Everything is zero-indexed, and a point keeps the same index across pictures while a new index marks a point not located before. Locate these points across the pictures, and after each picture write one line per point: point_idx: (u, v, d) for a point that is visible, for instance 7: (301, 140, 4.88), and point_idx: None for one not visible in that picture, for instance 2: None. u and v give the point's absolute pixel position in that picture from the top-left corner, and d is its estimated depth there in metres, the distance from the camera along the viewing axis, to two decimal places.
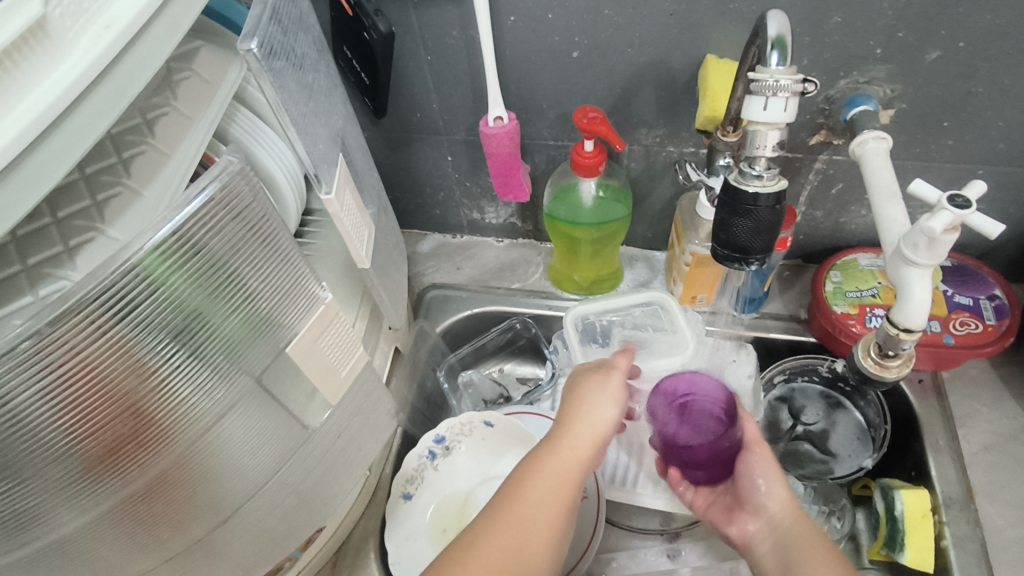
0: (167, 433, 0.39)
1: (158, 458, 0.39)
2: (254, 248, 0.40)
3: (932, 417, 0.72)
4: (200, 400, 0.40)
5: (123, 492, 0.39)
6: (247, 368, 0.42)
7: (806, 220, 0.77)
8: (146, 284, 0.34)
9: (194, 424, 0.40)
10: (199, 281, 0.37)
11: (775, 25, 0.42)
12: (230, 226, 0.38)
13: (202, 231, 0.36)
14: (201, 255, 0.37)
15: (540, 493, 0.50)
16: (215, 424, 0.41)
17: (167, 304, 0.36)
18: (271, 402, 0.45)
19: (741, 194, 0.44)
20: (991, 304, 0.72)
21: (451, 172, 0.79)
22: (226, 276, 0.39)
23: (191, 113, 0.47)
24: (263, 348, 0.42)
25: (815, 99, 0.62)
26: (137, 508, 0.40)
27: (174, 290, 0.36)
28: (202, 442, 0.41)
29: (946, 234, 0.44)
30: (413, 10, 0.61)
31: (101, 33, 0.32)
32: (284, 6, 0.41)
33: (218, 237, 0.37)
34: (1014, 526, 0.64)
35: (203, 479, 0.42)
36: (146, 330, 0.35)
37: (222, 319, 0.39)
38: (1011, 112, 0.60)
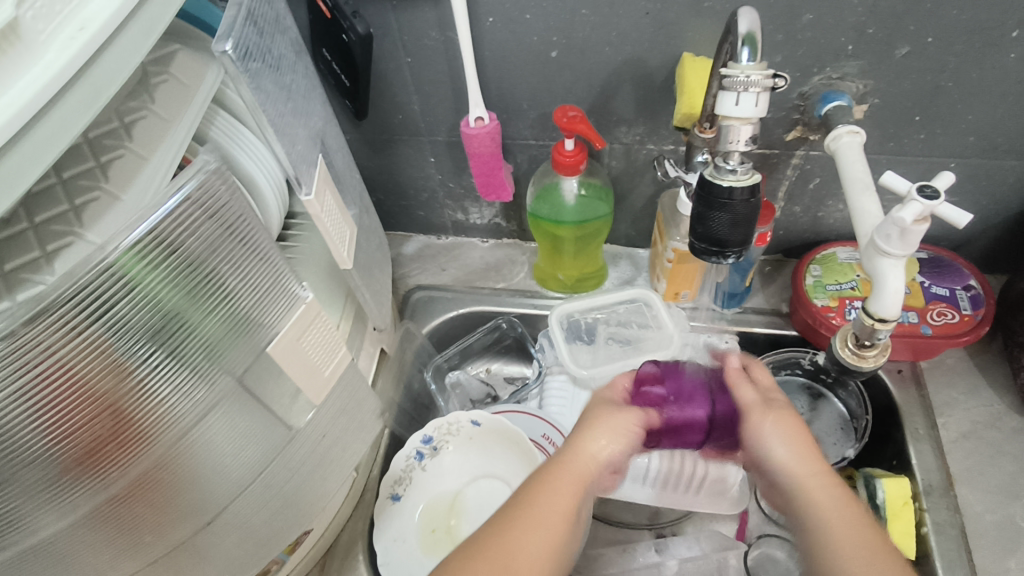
0: (146, 434, 0.39)
1: (138, 460, 0.39)
2: (231, 247, 0.40)
3: (912, 406, 0.73)
4: (180, 401, 0.40)
5: (102, 495, 0.39)
6: (227, 368, 0.42)
7: (785, 215, 0.78)
8: (122, 283, 0.34)
9: (174, 425, 0.40)
10: (176, 282, 0.37)
11: (746, 21, 0.43)
12: (206, 224, 0.38)
13: (179, 230, 0.36)
14: (178, 255, 0.37)
15: (552, 501, 0.48)
16: (196, 425, 0.41)
17: (144, 304, 0.36)
18: (252, 402, 0.45)
19: (717, 188, 0.45)
20: (967, 295, 0.73)
21: (434, 173, 0.80)
22: (203, 275, 0.39)
23: (170, 117, 0.47)
24: (243, 348, 0.43)
25: (790, 96, 0.63)
26: (119, 511, 0.40)
27: (151, 290, 0.36)
28: (183, 443, 0.41)
29: (915, 225, 0.45)
30: (392, 12, 0.61)
31: (75, 35, 0.32)
32: (260, 8, 0.41)
33: (194, 237, 0.37)
34: (992, 511, 0.66)
35: (184, 480, 0.42)
36: (123, 330, 0.35)
37: (201, 319, 0.39)
38: (979, 105, 0.62)
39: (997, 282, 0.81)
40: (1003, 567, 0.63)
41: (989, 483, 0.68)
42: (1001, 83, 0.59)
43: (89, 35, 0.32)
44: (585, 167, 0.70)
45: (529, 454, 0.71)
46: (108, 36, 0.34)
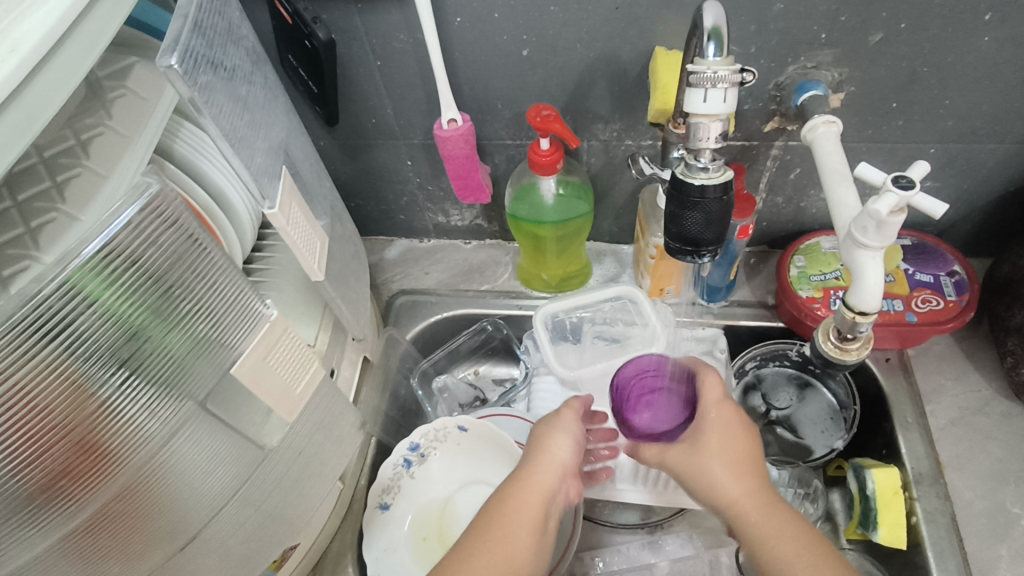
0: (113, 460, 0.37)
1: (108, 484, 0.38)
2: (191, 263, 0.39)
3: (900, 395, 0.73)
4: (148, 420, 0.39)
5: (69, 525, 0.37)
6: (192, 388, 0.41)
7: (767, 206, 0.77)
8: (78, 303, 0.33)
9: (141, 448, 0.39)
10: (137, 297, 0.36)
11: (711, 16, 0.42)
12: (164, 239, 0.37)
13: (134, 246, 0.35)
14: (137, 268, 0.36)
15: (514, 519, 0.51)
16: (163, 447, 0.40)
17: (104, 322, 0.35)
18: (218, 421, 0.44)
19: (688, 187, 0.45)
20: (951, 280, 0.73)
21: (412, 176, 0.78)
22: (162, 292, 0.38)
23: (128, 132, 0.45)
24: (208, 367, 0.41)
25: (766, 86, 0.62)
26: (90, 538, 0.39)
27: (111, 305, 0.35)
28: (152, 466, 0.40)
29: (892, 216, 0.45)
30: (357, 15, 0.60)
31: (5, 58, 0.31)
32: (208, 18, 0.41)
33: (154, 248, 0.36)
34: (981, 497, 0.66)
35: (154, 503, 0.41)
36: (83, 350, 0.34)
37: (165, 337, 0.39)
38: (956, 90, 0.61)
39: (982, 267, 0.80)
40: (994, 554, 0.63)
41: (978, 469, 0.68)
42: (977, 66, 0.59)
43: (21, 57, 0.31)
44: (562, 165, 0.69)
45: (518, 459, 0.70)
46: (42, 57, 0.33)
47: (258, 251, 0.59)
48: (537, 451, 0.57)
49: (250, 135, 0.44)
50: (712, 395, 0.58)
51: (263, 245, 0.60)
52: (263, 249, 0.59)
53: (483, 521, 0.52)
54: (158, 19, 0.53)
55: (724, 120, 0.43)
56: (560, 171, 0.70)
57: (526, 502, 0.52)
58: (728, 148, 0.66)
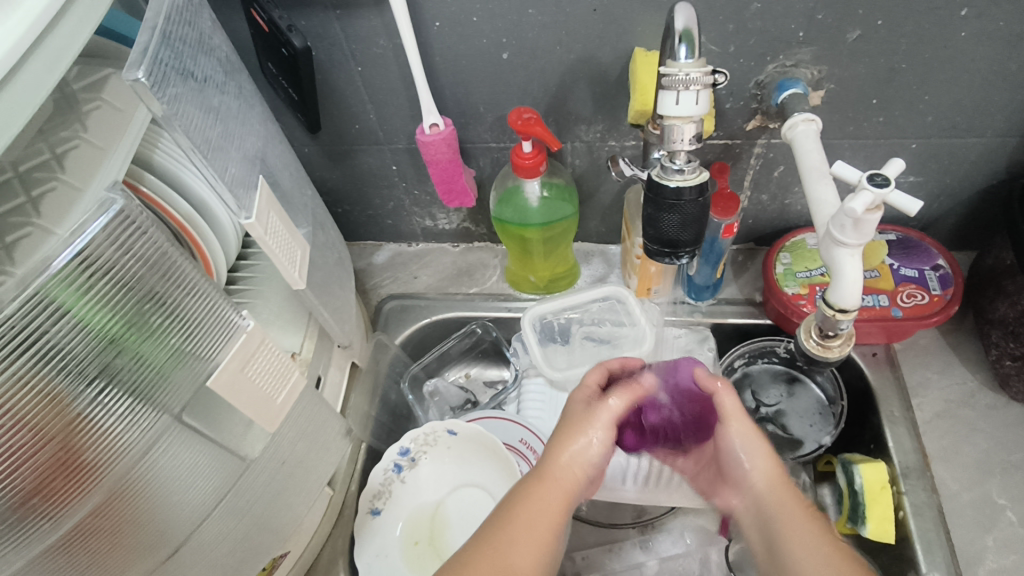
0: (91, 471, 0.37)
1: (85, 496, 0.38)
2: (164, 274, 0.39)
3: (887, 389, 0.73)
4: (125, 431, 0.39)
5: (48, 539, 0.37)
6: (169, 398, 0.41)
7: (752, 204, 0.77)
8: (50, 314, 0.33)
9: (119, 459, 0.39)
10: (111, 308, 0.36)
11: (683, 17, 0.42)
12: (137, 249, 0.37)
13: (106, 255, 0.35)
14: (110, 278, 0.36)
15: (529, 519, 0.49)
16: (142, 457, 0.40)
17: (79, 333, 0.35)
18: (196, 431, 0.44)
19: (664, 189, 0.45)
20: (936, 274, 0.73)
21: (397, 181, 0.78)
22: (136, 302, 0.38)
23: (105, 144, 0.45)
24: (184, 377, 0.41)
25: (747, 85, 0.62)
26: (69, 551, 0.39)
27: (84, 317, 0.35)
28: (131, 476, 0.40)
29: (869, 213, 0.45)
30: (336, 22, 0.60)
31: None
32: (178, 29, 0.41)
33: (127, 257, 0.36)
34: (968, 489, 0.66)
35: (134, 514, 0.41)
36: (56, 362, 0.34)
37: (140, 348, 0.38)
38: (935, 85, 0.61)
39: (967, 260, 0.81)
40: (981, 545, 0.63)
41: (965, 461, 0.68)
42: (956, 61, 0.59)
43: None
44: (546, 167, 0.69)
45: (507, 461, 0.70)
46: (6, 74, 0.33)
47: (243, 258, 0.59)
48: (562, 444, 0.54)
49: (224, 146, 0.44)
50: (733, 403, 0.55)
51: (249, 253, 0.60)
52: (248, 256, 0.59)
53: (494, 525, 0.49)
54: (133, 30, 0.53)
55: (698, 121, 0.44)
56: (543, 173, 0.70)
57: (543, 503, 0.50)
58: (710, 148, 0.66)
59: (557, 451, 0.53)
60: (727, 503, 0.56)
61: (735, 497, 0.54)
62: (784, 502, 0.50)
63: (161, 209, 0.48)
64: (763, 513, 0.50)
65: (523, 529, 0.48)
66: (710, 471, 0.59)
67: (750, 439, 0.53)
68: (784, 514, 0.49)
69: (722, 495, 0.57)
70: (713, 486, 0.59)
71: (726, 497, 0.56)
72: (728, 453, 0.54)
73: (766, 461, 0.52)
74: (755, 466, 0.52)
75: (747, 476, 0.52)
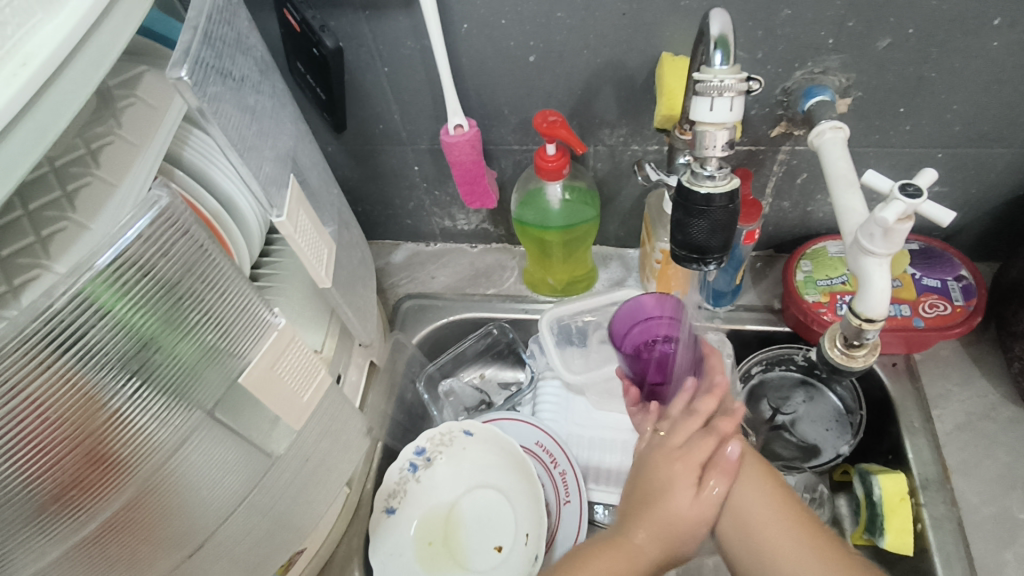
0: (126, 466, 0.38)
1: (118, 491, 0.38)
2: (201, 273, 0.39)
3: (907, 400, 0.73)
4: (157, 429, 0.39)
5: (80, 533, 0.37)
6: (202, 396, 0.41)
7: (774, 211, 0.77)
8: (92, 312, 0.33)
9: (152, 455, 0.39)
10: (150, 307, 0.37)
11: (718, 24, 0.43)
12: (177, 246, 0.37)
13: (148, 255, 0.35)
14: (150, 277, 0.36)
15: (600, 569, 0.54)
16: (174, 454, 0.41)
17: (117, 332, 0.35)
18: (227, 428, 0.44)
19: (695, 195, 0.45)
20: (959, 285, 0.72)
21: (418, 181, 0.79)
22: (173, 301, 0.38)
23: (137, 140, 0.45)
24: (217, 376, 0.42)
25: (773, 92, 0.62)
26: (100, 546, 0.39)
27: (123, 316, 0.35)
28: (163, 472, 0.40)
29: (900, 223, 0.45)
30: (365, 22, 0.60)
31: (17, 71, 0.31)
32: (218, 29, 0.41)
33: (166, 257, 0.37)
34: (988, 503, 0.66)
35: (165, 510, 0.42)
36: (93, 360, 0.34)
37: (175, 347, 0.39)
38: (964, 95, 0.61)
39: (990, 272, 0.80)
40: (1001, 560, 0.62)
41: (985, 475, 0.67)
42: (985, 72, 0.58)
43: (31, 72, 0.32)
44: (568, 171, 0.69)
45: (525, 464, 0.70)
46: (54, 70, 0.33)
47: (266, 255, 0.59)
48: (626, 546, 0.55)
49: (258, 143, 0.44)
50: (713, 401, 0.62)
51: (272, 250, 0.60)
52: (271, 253, 0.60)
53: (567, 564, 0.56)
54: (168, 28, 0.53)
55: (728, 128, 0.44)
56: (566, 176, 0.70)
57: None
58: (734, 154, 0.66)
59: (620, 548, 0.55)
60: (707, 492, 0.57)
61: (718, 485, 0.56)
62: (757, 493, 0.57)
63: (192, 206, 0.48)
64: (747, 511, 0.57)
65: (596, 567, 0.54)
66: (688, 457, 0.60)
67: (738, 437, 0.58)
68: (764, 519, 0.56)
69: (699, 480, 0.57)
70: (682, 468, 0.58)
71: (706, 483, 0.57)
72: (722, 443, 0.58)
73: (751, 457, 0.58)
74: (744, 459, 0.57)
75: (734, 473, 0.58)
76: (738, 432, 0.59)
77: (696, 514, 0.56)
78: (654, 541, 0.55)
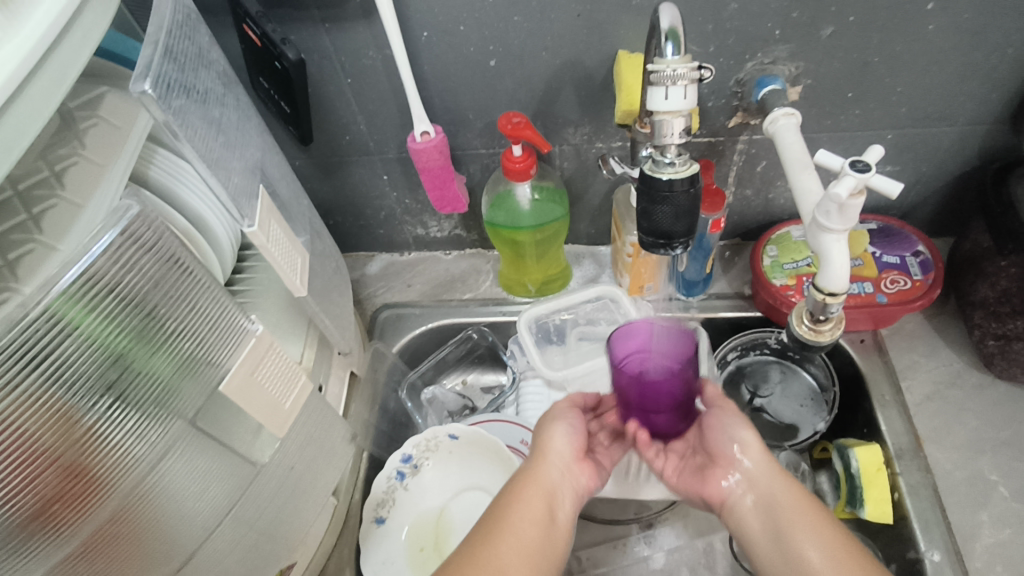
0: (104, 485, 0.37)
1: (99, 510, 0.38)
2: (173, 284, 0.40)
3: (876, 374, 0.75)
4: (137, 445, 0.39)
5: (61, 553, 0.37)
6: (180, 411, 0.41)
7: (737, 200, 0.79)
8: (59, 329, 0.33)
9: (132, 472, 0.39)
10: (118, 322, 0.36)
11: (668, 17, 0.44)
12: (143, 260, 0.37)
13: (116, 269, 0.36)
14: (116, 295, 0.36)
15: (528, 506, 0.52)
16: (154, 470, 0.40)
17: (86, 349, 0.35)
18: (209, 441, 0.44)
19: (657, 182, 0.47)
20: (917, 260, 0.75)
21: (388, 191, 0.79)
22: (145, 315, 0.38)
23: (103, 160, 0.45)
24: (195, 388, 0.42)
25: (728, 83, 0.64)
26: (87, 562, 0.39)
27: (92, 331, 0.35)
28: (144, 488, 0.40)
29: (852, 199, 0.47)
30: (325, 35, 0.61)
31: None
32: (179, 44, 0.42)
33: (132, 274, 0.37)
34: (960, 467, 0.68)
35: (148, 528, 0.41)
36: (66, 377, 0.34)
37: (150, 360, 0.39)
38: (907, 77, 0.64)
39: (946, 247, 0.83)
40: (975, 521, 0.65)
41: (955, 440, 0.70)
42: (926, 54, 0.61)
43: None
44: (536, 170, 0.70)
45: (510, 463, 0.70)
46: (14, 88, 0.34)
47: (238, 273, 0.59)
48: (539, 460, 0.57)
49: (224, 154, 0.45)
50: (714, 391, 0.63)
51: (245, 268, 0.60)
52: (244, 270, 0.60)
53: (493, 514, 0.52)
54: (127, 47, 0.53)
55: (683, 115, 0.45)
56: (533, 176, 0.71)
57: (538, 495, 0.53)
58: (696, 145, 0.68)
59: (534, 475, 0.55)
60: (719, 492, 0.56)
61: (731, 483, 0.55)
62: (788, 490, 0.52)
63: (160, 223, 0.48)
64: (768, 499, 0.52)
65: (530, 496, 0.53)
66: (694, 463, 0.60)
67: (753, 434, 0.57)
68: (786, 502, 0.51)
69: (709, 481, 0.57)
70: (697, 479, 0.58)
71: (716, 482, 0.56)
72: (727, 429, 0.58)
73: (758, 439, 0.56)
74: (750, 445, 0.56)
75: (764, 476, 0.54)
76: (734, 414, 0.59)
77: (558, 428, 0.59)
78: (567, 438, 0.59)
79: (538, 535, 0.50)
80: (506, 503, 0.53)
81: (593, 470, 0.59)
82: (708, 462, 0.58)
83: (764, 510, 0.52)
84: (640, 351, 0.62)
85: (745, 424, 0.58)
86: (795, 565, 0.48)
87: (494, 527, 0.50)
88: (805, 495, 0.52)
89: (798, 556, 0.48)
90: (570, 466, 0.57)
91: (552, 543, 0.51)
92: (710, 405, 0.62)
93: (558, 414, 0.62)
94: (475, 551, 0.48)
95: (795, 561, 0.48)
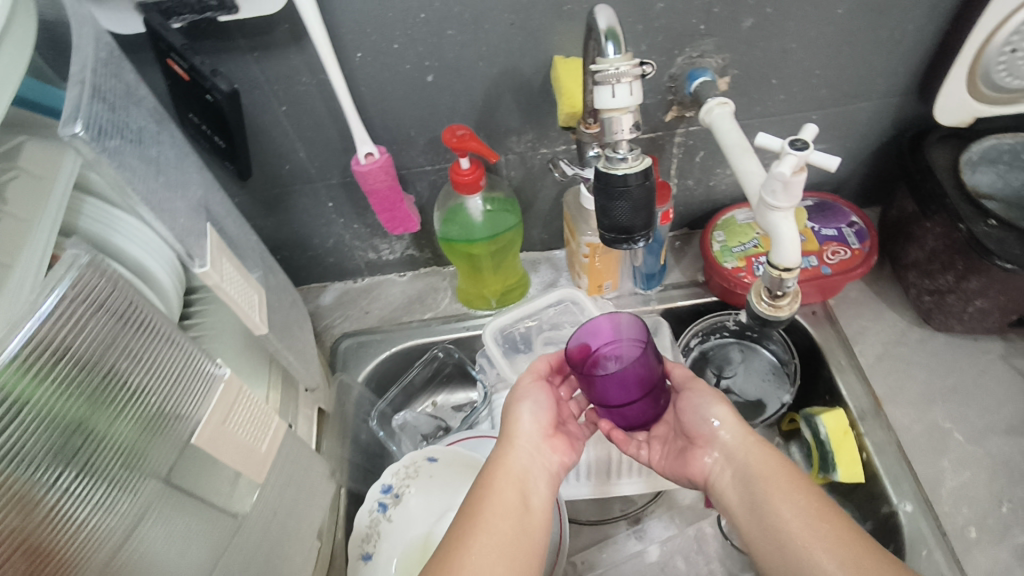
0: (77, 568, 0.34)
1: None
2: (130, 339, 0.37)
3: (831, 342, 0.78)
4: (106, 517, 0.36)
5: None
6: (151, 472, 0.39)
7: (681, 190, 0.82)
8: (9, 406, 0.30)
9: (105, 547, 0.36)
10: (73, 389, 0.34)
11: (604, 19, 0.45)
12: (96, 318, 0.35)
13: (67, 331, 0.33)
14: (69, 358, 0.34)
15: (503, 494, 0.51)
16: (129, 541, 0.37)
17: (43, 422, 0.32)
18: (183, 499, 0.42)
19: (613, 178, 0.48)
20: (853, 230, 0.79)
21: (335, 218, 0.77)
22: (103, 376, 0.36)
23: (27, 215, 0.42)
24: (163, 446, 0.40)
25: (661, 80, 0.67)
26: None
27: (47, 402, 0.32)
28: (119, 562, 0.37)
29: (796, 175, 0.49)
30: (256, 64, 0.59)
31: None
32: (107, 83, 0.40)
33: (86, 334, 0.34)
34: (918, 420, 0.72)
35: None
36: (25, 455, 0.31)
37: (113, 424, 0.36)
38: (824, 61, 0.67)
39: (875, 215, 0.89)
40: (939, 469, 0.68)
41: (910, 396, 0.74)
42: (839, 37, 0.65)
43: None
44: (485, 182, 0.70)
45: None
46: None
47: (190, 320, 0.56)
48: (506, 446, 0.56)
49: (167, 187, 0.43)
50: (682, 371, 0.64)
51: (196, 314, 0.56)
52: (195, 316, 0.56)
53: (468, 508, 0.51)
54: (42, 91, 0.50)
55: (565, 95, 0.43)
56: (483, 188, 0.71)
57: (512, 482, 0.52)
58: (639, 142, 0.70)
59: (503, 459, 0.54)
60: (699, 471, 0.57)
61: (710, 460, 0.56)
62: (763, 459, 0.53)
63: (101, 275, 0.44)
64: (744, 469, 0.54)
65: (501, 482, 0.52)
66: (676, 446, 0.61)
67: (729, 412, 0.58)
68: (764, 470, 0.53)
69: (691, 463, 0.58)
70: (679, 460, 0.59)
71: (699, 461, 0.57)
72: (701, 405, 0.59)
73: (731, 414, 0.57)
74: (729, 420, 0.57)
75: (740, 447, 0.55)
76: (709, 391, 0.60)
77: (524, 412, 0.58)
78: (535, 417, 0.58)
79: (520, 525, 0.49)
80: (481, 491, 0.51)
81: (566, 446, 0.59)
82: (687, 441, 0.59)
83: (740, 484, 0.53)
84: (604, 344, 0.62)
85: (719, 399, 0.59)
86: (772, 525, 0.49)
87: (470, 520, 0.49)
88: (776, 462, 0.53)
89: (772, 522, 0.49)
90: (540, 446, 0.57)
91: (529, 528, 0.49)
92: (680, 387, 0.63)
93: (527, 386, 0.61)
94: (456, 549, 0.47)
95: (772, 527, 0.49)
